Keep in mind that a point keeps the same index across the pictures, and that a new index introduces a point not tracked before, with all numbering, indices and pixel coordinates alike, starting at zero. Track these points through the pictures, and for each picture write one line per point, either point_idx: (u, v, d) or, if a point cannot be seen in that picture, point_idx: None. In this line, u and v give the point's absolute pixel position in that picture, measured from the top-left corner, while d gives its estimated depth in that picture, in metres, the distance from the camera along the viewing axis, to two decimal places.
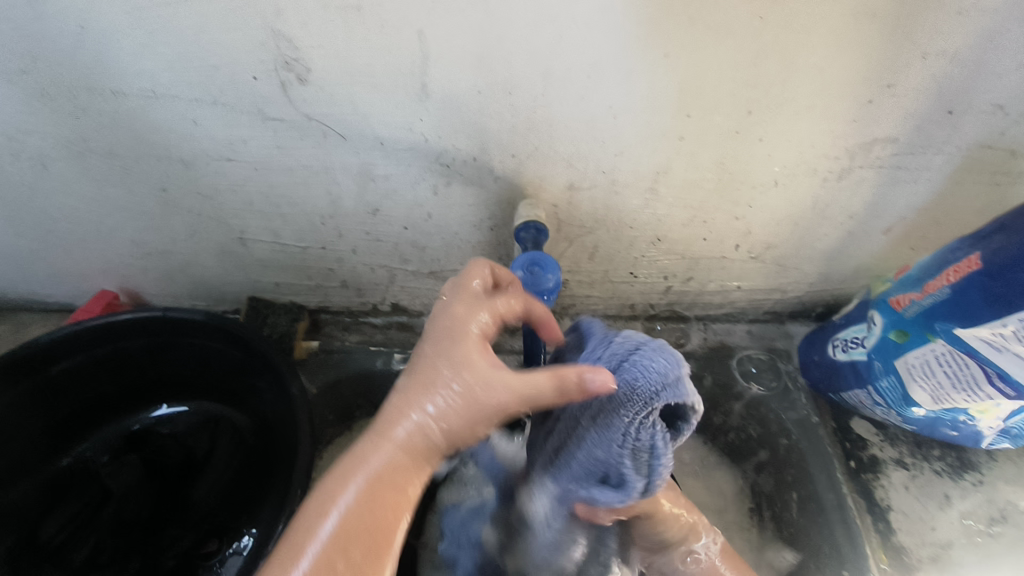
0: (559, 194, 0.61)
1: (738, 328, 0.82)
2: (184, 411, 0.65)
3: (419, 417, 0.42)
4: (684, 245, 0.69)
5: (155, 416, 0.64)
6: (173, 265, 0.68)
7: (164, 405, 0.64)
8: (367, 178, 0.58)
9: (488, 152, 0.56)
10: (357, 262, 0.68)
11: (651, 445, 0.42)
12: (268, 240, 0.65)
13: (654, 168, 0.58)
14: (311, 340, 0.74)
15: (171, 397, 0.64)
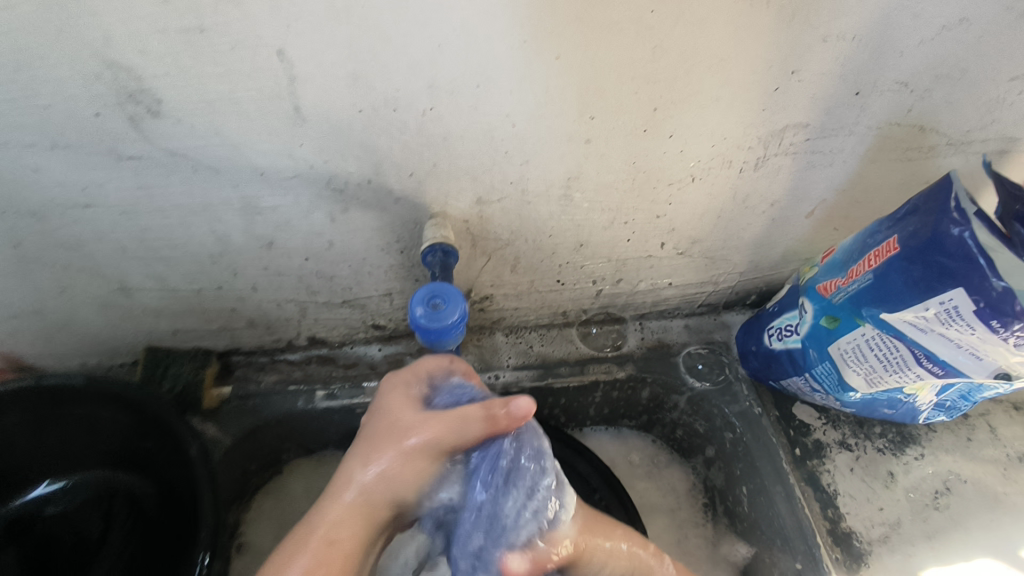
0: (467, 209, 0.57)
1: (674, 324, 0.80)
2: (66, 486, 0.57)
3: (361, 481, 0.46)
4: (609, 248, 0.66)
5: (31, 497, 0.57)
6: (49, 324, 0.61)
7: (41, 484, 0.57)
8: (253, 211, 0.52)
9: (383, 173, 0.51)
10: (261, 300, 0.63)
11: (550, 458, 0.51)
12: (154, 287, 0.59)
13: (564, 173, 0.55)
14: (222, 386, 0.68)
15: (49, 473, 0.57)
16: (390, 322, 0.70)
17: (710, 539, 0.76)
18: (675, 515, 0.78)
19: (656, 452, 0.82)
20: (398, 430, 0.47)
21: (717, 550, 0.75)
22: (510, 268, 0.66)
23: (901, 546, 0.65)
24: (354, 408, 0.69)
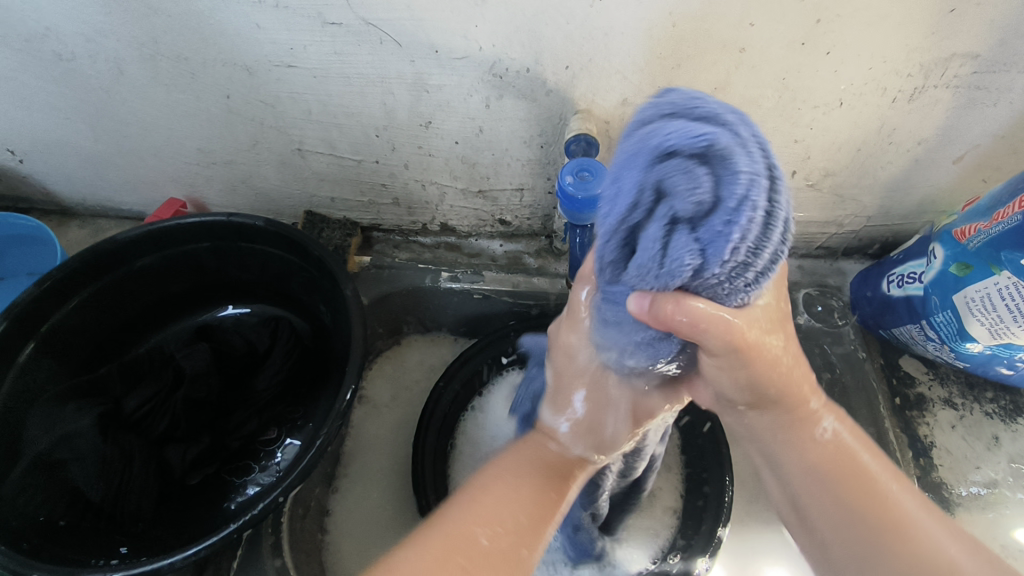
0: (611, 109, 0.60)
1: (787, 263, 0.80)
2: (248, 312, 0.71)
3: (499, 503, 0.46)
4: None
5: (222, 315, 0.71)
6: (236, 175, 0.71)
7: (231, 306, 0.71)
8: (421, 88, 0.58)
9: (543, 64, 0.55)
10: (409, 178, 0.70)
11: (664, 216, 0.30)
12: (325, 152, 0.67)
13: (712, 83, 0.56)
14: (363, 255, 0.77)
15: (237, 298, 0.70)
16: (516, 219, 0.75)
17: None
18: None
19: None
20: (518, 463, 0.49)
21: None
22: None
23: (993, 507, 0.65)
24: (473, 293, 0.76)
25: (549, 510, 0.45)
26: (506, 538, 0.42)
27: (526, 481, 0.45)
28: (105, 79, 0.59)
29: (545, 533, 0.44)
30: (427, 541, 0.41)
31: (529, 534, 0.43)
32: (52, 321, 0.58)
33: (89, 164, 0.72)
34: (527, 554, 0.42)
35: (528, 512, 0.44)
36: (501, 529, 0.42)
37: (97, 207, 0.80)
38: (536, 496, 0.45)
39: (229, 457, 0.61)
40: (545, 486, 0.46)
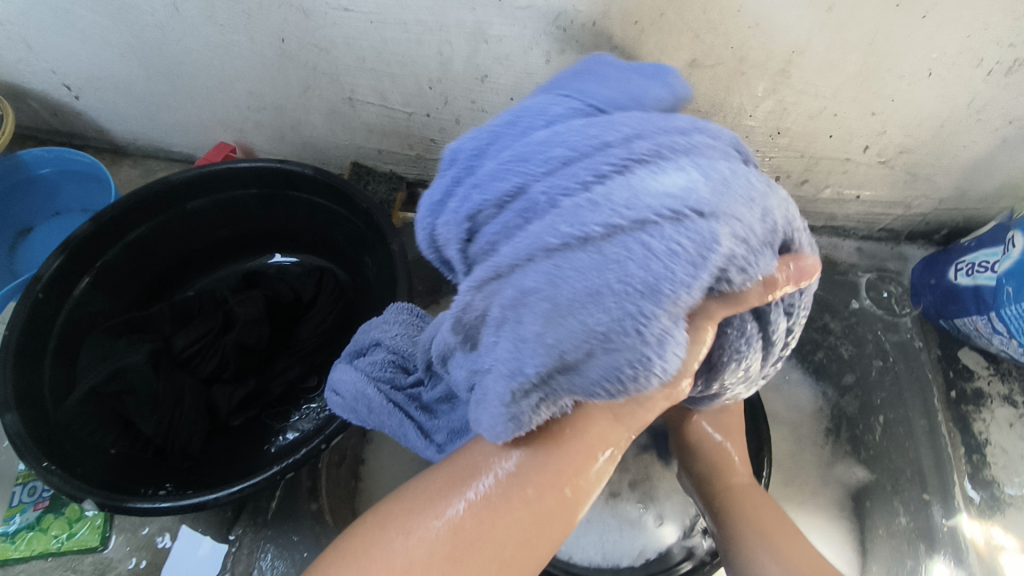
0: (678, 71, 0.56)
1: (846, 244, 0.77)
2: (294, 262, 0.71)
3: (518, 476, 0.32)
4: (805, 142, 0.63)
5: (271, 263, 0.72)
6: (286, 122, 0.70)
7: (278, 254, 0.71)
8: (480, 38, 0.56)
9: (610, 17, 0.52)
10: (459, 134, 0.68)
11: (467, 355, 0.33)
12: (375, 102, 0.65)
13: (791, 46, 0.52)
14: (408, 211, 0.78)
15: (284, 248, 0.71)
16: None
17: None
18: None
19: None
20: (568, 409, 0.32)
21: None
22: None
23: None
24: None
25: (582, 457, 0.32)
26: (518, 479, 0.31)
27: (563, 424, 0.32)
28: (161, 15, 0.58)
29: (587, 488, 0.32)
30: (443, 478, 0.33)
31: (549, 480, 0.32)
32: (105, 257, 0.60)
33: (141, 104, 0.72)
34: (555, 506, 0.32)
35: (557, 448, 0.32)
36: (516, 469, 0.32)
37: (147, 148, 0.81)
38: (563, 445, 0.32)
39: (271, 401, 0.61)
40: (575, 432, 0.32)
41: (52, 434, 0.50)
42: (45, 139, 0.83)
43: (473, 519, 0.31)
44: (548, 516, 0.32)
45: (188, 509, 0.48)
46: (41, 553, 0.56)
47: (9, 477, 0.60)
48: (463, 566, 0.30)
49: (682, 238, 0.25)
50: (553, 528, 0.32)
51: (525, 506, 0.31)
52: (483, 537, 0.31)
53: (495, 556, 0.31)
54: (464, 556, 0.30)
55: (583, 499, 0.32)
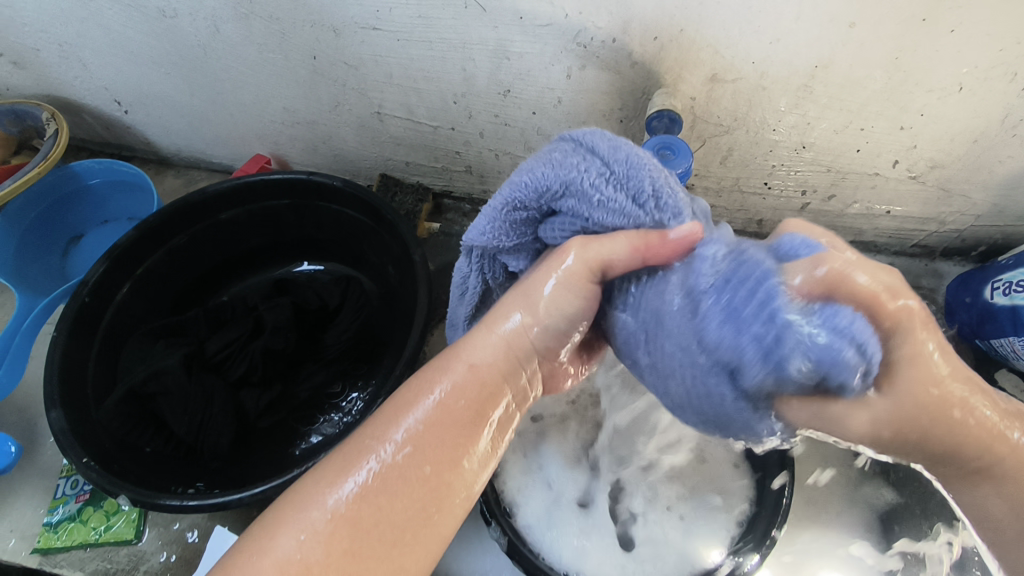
0: (700, 86, 0.57)
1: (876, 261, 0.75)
2: (322, 270, 0.74)
3: (422, 433, 0.36)
4: (832, 156, 0.62)
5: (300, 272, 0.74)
6: (317, 135, 0.73)
7: (307, 263, 0.74)
8: (502, 55, 0.57)
9: (629, 34, 0.52)
10: (483, 147, 0.69)
11: (495, 257, 0.43)
12: (403, 116, 0.67)
13: (813, 61, 0.52)
14: (433, 222, 0.79)
15: (313, 256, 0.73)
16: None
17: None
18: None
19: None
20: (462, 352, 0.39)
21: None
22: (720, 159, 0.65)
23: None
24: None
25: (469, 424, 0.37)
26: (415, 457, 0.36)
27: (451, 397, 0.37)
28: (202, 36, 0.62)
29: (480, 446, 0.38)
30: (334, 465, 0.36)
31: (442, 455, 0.36)
32: (146, 264, 0.63)
33: (184, 119, 0.76)
34: (447, 475, 0.36)
35: (449, 418, 0.37)
36: (411, 449, 0.36)
37: (191, 159, 0.85)
38: (449, 410, 0.37)
39: (298, 406, 0.63)
40: (465, 402, 0.38)
41: (92, 429, 0.54)
42: (97, 151, 0.88)
43: (370, 506, 0.34)
44: (443, 488, 0.36)
45: (214, 508, 0.50)
46: (80, 544, 0.59)
47: (55, 470, 0.64)
48: (360, 548, 0.34)
49: (559, 142, 0.39)
50: (446, 493, 0.36)
51: (422, 481, 0.36)
52: (392, 506, 0.35)
53: (392, 534, 0.35)
54: (361, 540, 0.34)
55: (473, 459, 0.38)
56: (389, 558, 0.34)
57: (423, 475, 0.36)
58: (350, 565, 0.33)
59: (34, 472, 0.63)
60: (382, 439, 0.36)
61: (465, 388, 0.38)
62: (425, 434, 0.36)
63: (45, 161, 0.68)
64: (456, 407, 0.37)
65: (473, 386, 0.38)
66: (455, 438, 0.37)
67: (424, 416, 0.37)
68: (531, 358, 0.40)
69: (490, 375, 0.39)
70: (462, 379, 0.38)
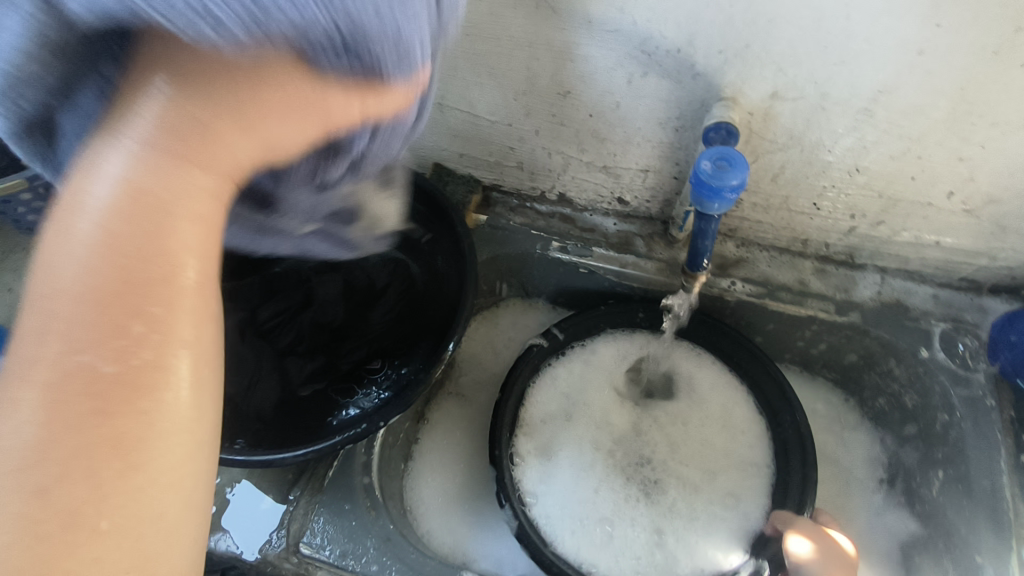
0: (758, 101, 0.57)
1: (921, 290, 0.73)
2: None
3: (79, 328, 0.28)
4: (885, 182, 0.62)
5: None
6: None
7: None
8: (567, 57, 0.59)
9: (695, 45, 0.54)
10: (537, 145, 0.71)
11: None
12: (462, 109, 0.69)
13: (876, 85, 0.53)
14: (480, 214, 0.79)
15: None
16: (635, 200, 0.75)
17: (875, 506, 0.74)
18: (846, 471, 0.77)
19: (846, 413, 0.79)
20: (143, 198, 0.29)
21: (880, 518, 0.73)
22: (770, 176, 0.65)
23: None
24: (579, 266, 0.77)
25: (153, 296, 0.30)
26: (96, 358, 0.28)
27: (107, 274, 0.29)
28: None
29: (199, 290, 0.32)
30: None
31: (134, 346, 0.29)
32: None
33: None
34: (131, 330, 0.29)
35: (81, 304, 0.29)
36: (96, 349, 0.28)
37: None
38: (104, 288, 0.29)
39: (339, 376, 0.65)
40: (129, 268, 0.29)
41: None
42: None
43: (41, 433, 0.27)
44: (133, 393, 0.29)
45: (261, 465, 0.53)
46: None
47: None
48: (76, 491, 0.28)
49: None
50: (159, 362, 0.30)
51: (109, 389, 0.29)
52: (104, 426, 0.28)
53: (75, 472, 0.28)
54: (53, 481, 0.27)
55: (179, 305, 0.31)
56: (109, 493, 0.28)
57: (124, 386, 0.29)
58: (49, 525, 0.27)
59: None
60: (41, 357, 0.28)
61: (122, 253, 0.29)
62: (97, 328, 0.29)
63: None
64: (132, 281, 0.29)
65: (151, 254, 0.30)
66: (148, 321, 0.30)
67: (101, 306, 0.29)
68: (203, 156, 0.30)
69: (129, 212, 0.29)
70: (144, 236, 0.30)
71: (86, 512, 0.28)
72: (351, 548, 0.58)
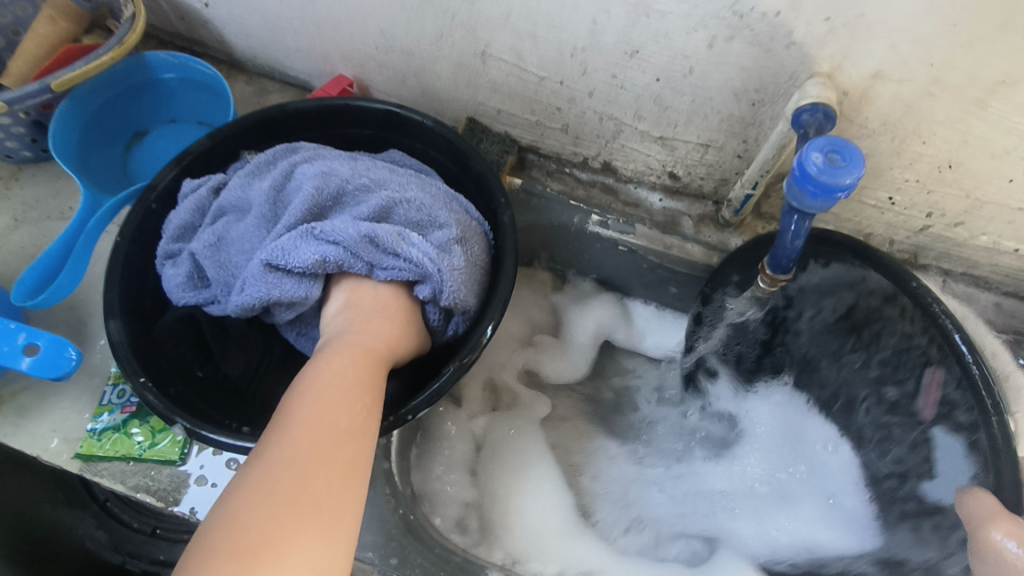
0: (858, 80, 0.50)
1: (983, 297, 0.68)
2: None
3: (303, 417, 0.40)
4: (977, 182, 0.56)
5: None
6: (409, 65, 0.67)
7: None
8: (642, 11, 0.51)
9: (798, 10, 0.46)
10: (588, 107, 0.63)
11: None
12: (508, 60, 0.61)
13: (1002, 75, 0.46)
14: (514, 177, 0.72)
15: None
16: (687, 175, 0.68)
17: None
18: None
19: None
20: (301, 401, 0.41)
21: None
22: None
23: None
24: (618, 244, 0.71)
25: (338, 405, 0.41)
26: (319, 414, 0.40)
27: (269, 456, 0.38)
28: None
29: (352, 437, 0.40)
30: (244, 483, 0.36)
31: (353, 398, 0.42)
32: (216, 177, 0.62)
33: (267, 23, 0.70)
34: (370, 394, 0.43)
35: (273, 444, 0.38)
36: (335, 403, 0.41)
37: (265, 67, 0.79)
38: (321, 395, 0.42)
39: None
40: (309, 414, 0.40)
41: (150, 348, 0.52)
42: (166, 42, 0.82)
43: (298, 450, 0.38)
44: (342, 439, 0.40)
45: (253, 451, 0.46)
46: (122, 456, 0.58)
47: (100, 377, 0.62)
48: (327, 482, 0.37)
49: None
50: (371, 393, 0.44)
51: (331, 427, 0.40)
52: (349, 435, 0.40)
53: (322, 475, 0.37)
54: (317, 475, 0.37)
55: (358, 383, 0.44)
56: (339, 490, 0.38)
57: (374, 407, 0.43)
58: (308, 509, 0.36)
59: (80, 373, 0.62)
60: (303, 413, 0.40)
61: (312, 393, 0.42)
62: (335, 388, 0.42)
63: (119, 47, 0.62)
64: (345, 374, 0.44)
65: (343, 368, 0.44)
66: (366, 380, 0.44)
67: (343, 377, 0.43)
68: (380, 334, 0.49)
69: (385, 319, 0.51)
70: (292, 418, 0.40)
71: (257, 544, 0.33)
72: (370, 538, 0.56)
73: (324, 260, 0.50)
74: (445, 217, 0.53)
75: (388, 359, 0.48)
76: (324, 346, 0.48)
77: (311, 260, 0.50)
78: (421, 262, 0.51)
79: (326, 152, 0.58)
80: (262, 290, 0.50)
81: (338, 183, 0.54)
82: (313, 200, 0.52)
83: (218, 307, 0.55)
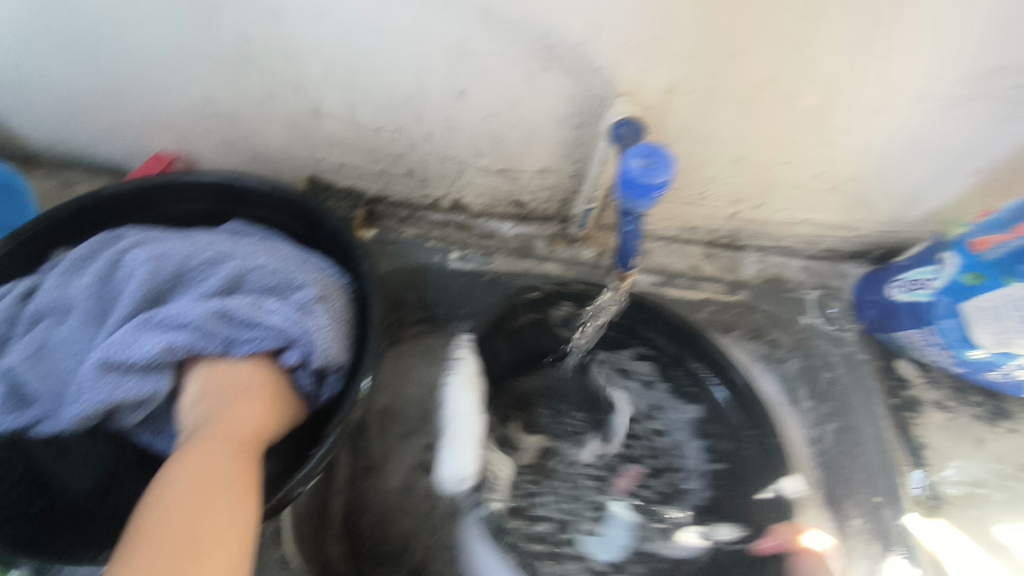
0: (657, 95, 0.57)
1: (794, 263, 0.80)
2: None
3: (155, 535, 0.37)
4: (766, 169, 0.66)
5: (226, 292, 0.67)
6: (237, 132, 0.65)
7: None
8: (462, 55, 0.54)
9: (597, 40, 0.52)
10: (428, 150, 0.66)
11: None
12: (343, 115, 0.62)
13: (764, 76, 0.55)
14: (368, 229, 0.73)
15: None
16: (533, 201, 0.72)
17: None
18: None
19: None
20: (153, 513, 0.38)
21: None
22: None
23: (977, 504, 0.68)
24: (481, 275, 0.72)
25: (196, 510, 0.38)
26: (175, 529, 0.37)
27: None
28: (105, 11, 0.53)
29: (214, 547, 0.37)
30: None
31: (218, 495, 0.39)
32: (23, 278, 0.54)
33: (65, 107, 0.64)
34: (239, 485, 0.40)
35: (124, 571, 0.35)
36: (193, 508, 0.38)
37: (68, 155, 0.72)
38: (179, 502, 0.38)
39: None
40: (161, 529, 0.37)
41: None
42: None
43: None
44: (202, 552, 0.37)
45: None
46: None
47: None
48: None
49: None
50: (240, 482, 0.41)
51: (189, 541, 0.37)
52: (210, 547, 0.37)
53: None
54: None
55: (225, 474, 0.40)
56: None
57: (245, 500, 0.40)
58: None
59: None
60: (157, 528, 0.37)
61: (165, 503, 0.38)
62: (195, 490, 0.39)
63: None
64: (205, 471, 0.40)
65: (202, 464, 0.41)
66: (232, 471, 0.41)
67: (204, 473, 0.40)
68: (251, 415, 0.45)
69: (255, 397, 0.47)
70: (144, 536, 0.37)
71: None
72: None
73: (168, 344, 0.46)
74: (301, 277, 0.51)
75: (258, 445, 0.44)
76: (188, 436, 0.44)
77: (155, 347, 0.46)
78: (282, 327, 0.49)
79: (157, 232, 0.53)
80: (99, 394, 0.45)
81: (175, 264, 0.50)
82: (148, 286, 0.49)
83: (49, 423, 0.47)
